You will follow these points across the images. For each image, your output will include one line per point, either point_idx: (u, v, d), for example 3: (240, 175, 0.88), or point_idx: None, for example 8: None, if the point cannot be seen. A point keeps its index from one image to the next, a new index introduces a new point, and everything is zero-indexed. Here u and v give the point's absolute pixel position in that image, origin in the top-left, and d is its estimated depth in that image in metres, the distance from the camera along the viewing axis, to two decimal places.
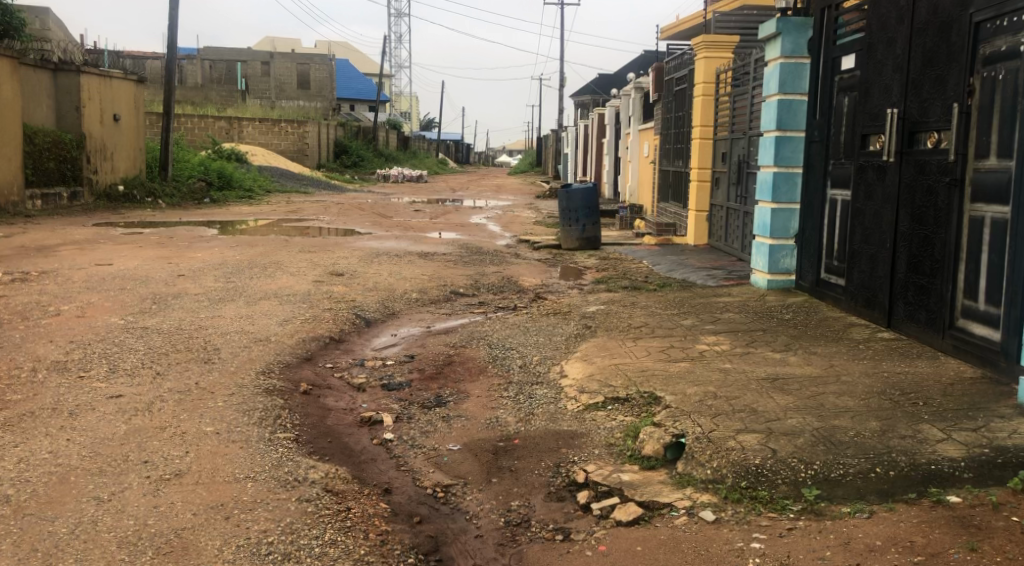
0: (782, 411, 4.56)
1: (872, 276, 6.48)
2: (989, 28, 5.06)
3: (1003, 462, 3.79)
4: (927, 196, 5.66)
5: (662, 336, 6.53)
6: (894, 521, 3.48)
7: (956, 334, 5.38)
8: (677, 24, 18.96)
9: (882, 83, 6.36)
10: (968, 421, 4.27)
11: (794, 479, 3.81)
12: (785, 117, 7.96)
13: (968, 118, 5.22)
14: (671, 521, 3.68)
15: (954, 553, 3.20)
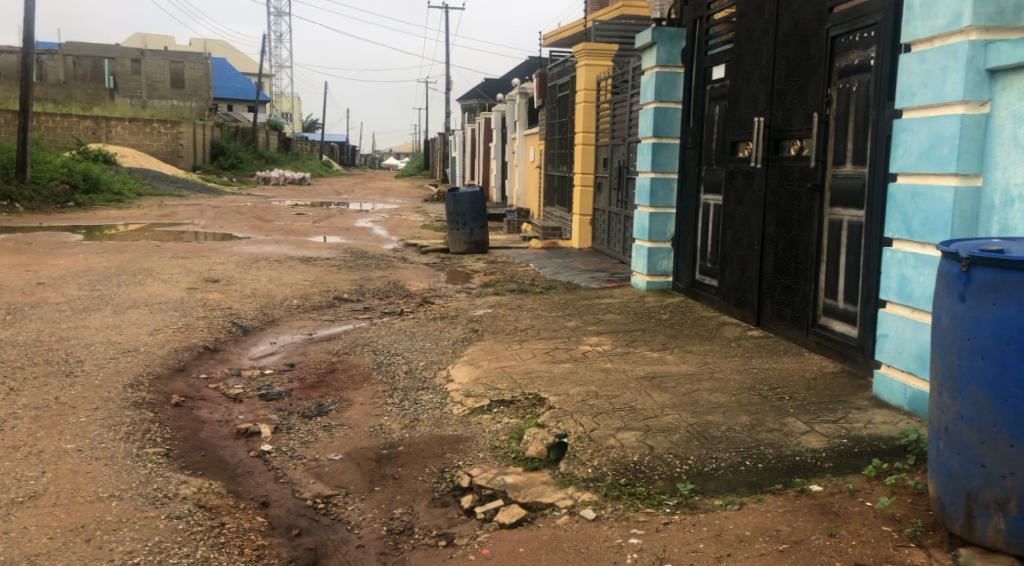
0: (659, 409, 4.71)
1: (742, 276, 6.79)
2: (844, 42, 5.38)
3: (859, 451, 4.03)
4: (791, 200, 5.96)
5: (546, 338, 6.62)
6: (761, 512, 3.64)
7: (818, 331, 5.69)
8: (560, 29, 19.16)
9: (749, 92, 6.66)
10: (829, 414, 4.52)
11: (670, 475, 3.93)
12: (662, 125, 8.20)
13: (826, 127, 5.52)
14: (553, 521, 3.73)
15: (815, 539, 3.36)
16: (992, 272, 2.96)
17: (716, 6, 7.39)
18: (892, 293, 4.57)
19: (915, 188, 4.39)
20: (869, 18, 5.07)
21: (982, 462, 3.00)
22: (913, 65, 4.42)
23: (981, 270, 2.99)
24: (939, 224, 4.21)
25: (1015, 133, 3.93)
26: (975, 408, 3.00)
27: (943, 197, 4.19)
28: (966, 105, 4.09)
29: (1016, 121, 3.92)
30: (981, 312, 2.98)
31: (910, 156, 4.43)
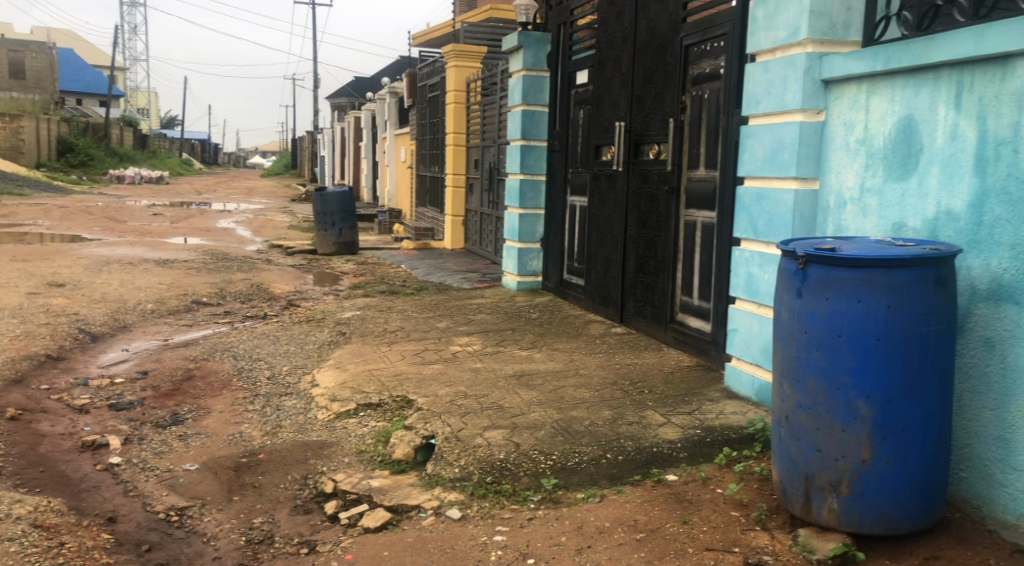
0: (526, 406, 4.78)
1: (606, 276, 6.98)
2: (696, 51, 5.63)
3: (711, 441, 4.22)
4: (650, 202, 6.19)
5: (416, 340, 6.59)
6: (621, 503, 3.75)
7: (676, 327, 5.92)
8: (428, 31, 19.11)
9: (611, 97, 6.86)
10: (685, 406, 4.72)
11: (535, 471, 3.99)
12: (530, 127, 8.31)
13: (682, 131, 5.76)
14: (419, 522, 3.71)
15: (669, 527, 3.50)
16: (826, 269, 3.17)
17: (580, 12, 7.58)
18: (741, 290, 4.83)
19: (760, 190, 4.67)
20: (719, 29, 5.32)
21: (818, 448, 3.21)
22: (758, 75, 4.71)
23: (816, 268, 3.20)
24: (782, 225, 4.48)
25: (846, 140, 4.18)
26: (811, 396, 3.20)
27: (784, 198, 4.46)
28: (804, 113, 4.36)
29: (847, 128, 4.17)
30: (815, 306, 3.18)
31: (756, 161, 4.72)
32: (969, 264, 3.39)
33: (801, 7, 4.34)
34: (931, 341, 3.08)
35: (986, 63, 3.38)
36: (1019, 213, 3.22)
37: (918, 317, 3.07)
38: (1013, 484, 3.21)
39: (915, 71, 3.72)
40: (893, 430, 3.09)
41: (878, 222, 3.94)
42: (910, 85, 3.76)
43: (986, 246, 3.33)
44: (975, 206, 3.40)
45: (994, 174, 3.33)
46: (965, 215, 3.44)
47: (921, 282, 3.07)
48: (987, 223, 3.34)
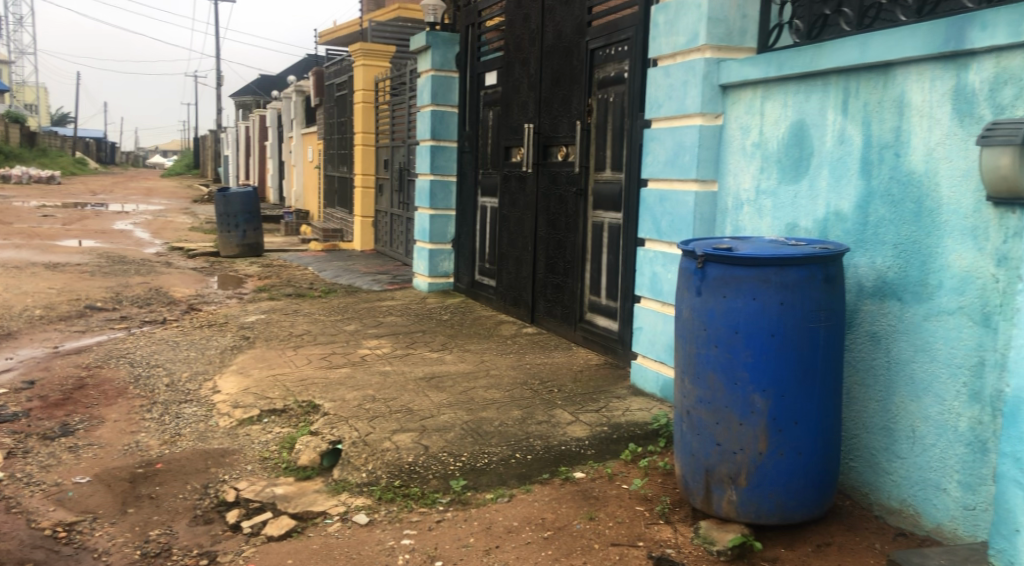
0: (436, 409, 4.76)
1: (517, 276, 7.03)
2: (601, 55, 5.71)
3: (618, 437, 4.29)
4: (559, 204, 6.25)
5: (323, 343, 6.48)
6: (529, 502, 3.77)
7: (585, 326, 6.00)
8: (335, 28, 18.82)
9: (519, 99, 6.90)
10: (593, 403, 4.79)
11: (444, 473, 3.97)
12: (439, 128, 8.27)
13: (588, 134, 5.84)
14: (324, 528, 3.64)
15: (576, 523, 3.54)
16: (723, 268, 3.27)
17: (487, 14, 7.60)
18: (646, 289, 4.94)
19: (663, 192, 4.78)
20: (623, 33, 5.41)
21: (718, 441, 3.30)
22: (659, 79, 4.82)
23: (714, 267, 3.29)
24: (683, 225, 4.60)
25: (742, 143, 4.32)
26: (711, 391, 3.30)
27: (686, 200, 4.57)
28: (703, 117, 4.48)
29: (743, 132, 4.31)
30: (714, 304, 3.28)
31: (659, 163, 4.83)
32: (856, 262, 3.55)
33: (699, 14, 4.46)
34: (821, 336, 3.20)
35: (869, 71, 3.53)
36: (899, 213, 3.37)
37: (809, 314, 3.19)
38: (896, 471, 3.36)
39: (805, 78, 3.88)
40: (787, 422, 3.21)
41: (773, 223, 4.09)
42: (802, 90, 3.91)
43: (872, 244, 3.48)
44: (861, 206, 3.55)
45: (877, 176, 3.48)
46: (852, 216, 3.59)
47: (812, 280, 3.20)
48: (872, 224, 3.49)
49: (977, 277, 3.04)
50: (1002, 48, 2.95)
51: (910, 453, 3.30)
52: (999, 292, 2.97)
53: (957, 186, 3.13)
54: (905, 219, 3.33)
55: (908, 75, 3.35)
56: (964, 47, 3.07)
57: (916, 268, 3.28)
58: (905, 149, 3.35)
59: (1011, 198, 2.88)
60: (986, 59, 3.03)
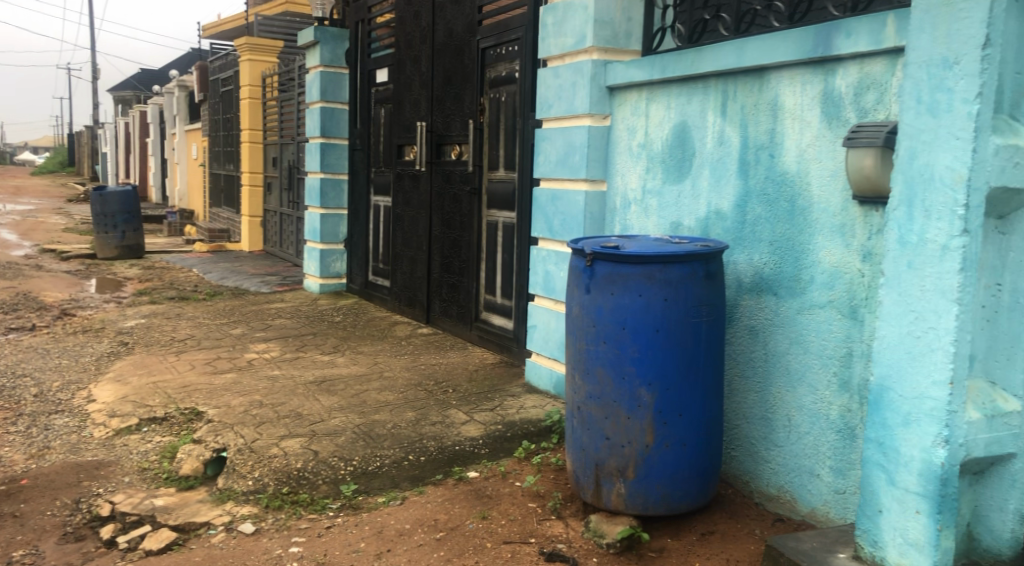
0: (326, 413, 4.66)
1: (411, 276, 6.98)
2: (492, 54, 5.73)
3: (511, 435, 4.31)
4: (453, 203, 6.24)
5: (208, 348, 6.26)
6: (422, 503, 3.74)
7: (480, 326, 6.01)
8: (218, 22, 18.20)
9: (411, 98, 6.85)
10: (487, 403, 4.79)
11: (334, 478, 3.89)
12: (329, 125, 8.12)
13: (481, 133, 5.85)
14: (207, 540, 3.52)
15: (469, 523, 3.54)
16: (611, 265, 3.32)
17: (377, 10, 7.51)
18: (539, 287, 4.99)
19: (554, 192, 4.84)
20: (512, 33, 5.43)
21: (607, 435, 3.36)
22: (549, 80, 4.87)
23: (602, 265, 3.34)
24: (575, 224, 4.66)
25: (629, 144, 4.41)
26: (600, 386, 3.35)
27: (577, 199, 4.64)
28: (592, 117, 4.55)
29: (630, 133, 4.40)
30: (602, 301, 3.33)
31: (550, 163, 4.88)
32: (736, 259, 3.69)
33: (586, 16, 4.52)
34: (704, 331, 3.30)
35: (746, 75, 3.66)
36: (775, 212, 3.51)
37: (692, 309, 3.28)
38: (774, 459, 3.51)
39: (687, 80, 3.99)
40: (672, 415, 3.29)
41: (658, 222, 4.20)
42: (683, 93, 4.02)
43: (750, 242, 3.62)
44: (739, 205, 3.69)
45: (754, 177, 3.61)
46: (731, 214, 3.73)
47: (694, 276, 3.29)
48: (750, 222, 3.62)
49: (845, 272, 3.19)
50: (865, 55, 3.10)
51: (786, 441, 3.45)
52: (865, 286, 3.12)
53: (826, 185, 3.28)
54: (780, 217, 3.48)
55: (781, 79, 3.49)
56: (831, 53, 3.21)
57: (790, 264, 3.42)
58: (780, 150, 3.49)
59: (875, 196, 3.02)
60: (850, 65, 3.18)
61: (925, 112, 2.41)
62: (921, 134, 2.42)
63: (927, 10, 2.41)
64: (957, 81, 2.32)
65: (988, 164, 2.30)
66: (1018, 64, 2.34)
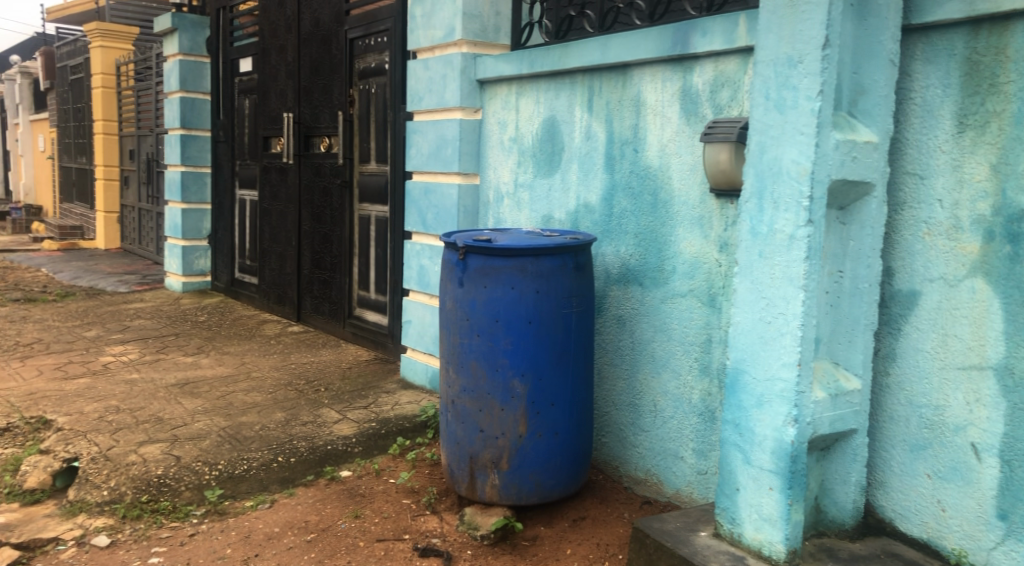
0: (189, 416, 4.48)
1: (281, 273, 6.79)
2: (361, 45, 5.63)
3: (385, 433, 4.27)
4: (323, 196, 6.12)
5: (58, 352, 5.89)
6: (292, 505, 3.65)
7: (354, 322, 5.91)
8: (65, 5, 17.09)
9: (277, 88, 6.65)
10: (360, 400, 4.72)
11: (198, 484, 3.74)
12: (190, 116, 7.78)
13: (351, 125, 5.75)
14: (56, 556, 3.30)
15: (341, 523, 3.48)
16: (483, 259, 3.32)
17: None
18: (414, 282, 4.95)
19: (427, 185, 4.82)
20: (380, 24, 5.36)
21: (480, 428, 3.37)
22: (419, 72, 4.84)
23: (474, 258, 3.34)
24: (448, 218, 4.65)
25: (500, 138, 4.44)
26: (474, 379, 3.36)
27: (449, 193, 4.63)
28: (463, 111, 4.55)
29: (501, 127, 4.43)
30: (475, 294, 3.33)
31: (422, 157, 4.86)
32: (603, 251, 3.78)
33: (454, 8, 4.51)
34: (574, 321, 3.36)
35: (610, 71, 3.75)
36: (639, 205, 3.61)
37: (562, 301, 3.33)
38: (641, 444, 3.62)
39: (555, 75, 4.05)
40: (544, 405, 3.34)
41: (530, 215, 4.25)
42: (551, 88, 4.08)
43: (616, 234, 3.71)
44: (606, 198, 3.78)
45: (619, 170, 3.70)
46: (599, 207, 3.81)
47: (563, 269, 3.34)
48: (616, 215, 3.72)
49: (704, 262, 3.32)
50: (719, 54, 3.24)
51: (652, 426, 3.56)
52: (722, 275, 3.26)
53: (686, 179, 3.40)
54: (644, 210, 3.58)
55: (643, 76, 3.58)
56: (688, 51, 3.33)
57: (654, 255, 3.54)
58: (643, 145, 3.59)
59: (729, 189, 3.15)
60: (706, 63, 3.30)
61: (773, 109, 2.53)
62: (770, 130, 2.55)
63: (773, 11, 2.53)
64: (801, 79, 2.45)
65: (829, 158, 2.44)
66: (854, 63, 2.49)
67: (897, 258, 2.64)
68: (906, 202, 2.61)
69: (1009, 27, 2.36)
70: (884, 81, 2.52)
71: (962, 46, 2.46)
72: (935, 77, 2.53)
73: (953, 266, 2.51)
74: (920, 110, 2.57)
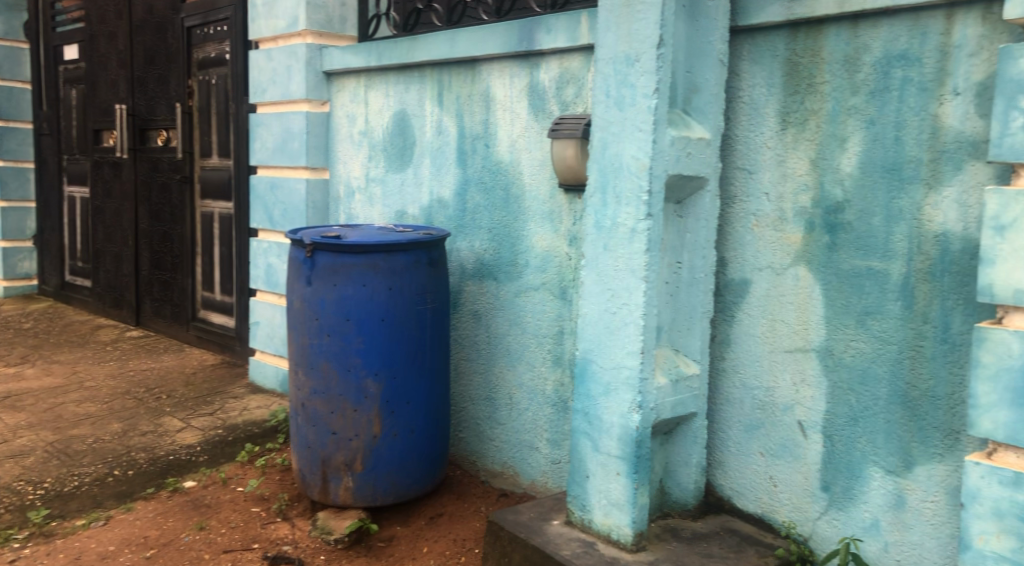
0: (11, 432, 4.14)
1: (117, 274, 6.40)
2: (199, 34, 5.37)
3: (233, 440, 4.11)
4: (162, 193, 5.81)
5: None
6: (130, 521, 3.44)
7: (198, 325, 5.64)
8: None
9: (107, 77, 6.25)
10: (206, 407, 4.52)
11: (21, 505, 3.47)
12: (8, 106, 7.19)
13: (190, 118, 5.48)
14: None
15: (184, 536, 3.32)
16: (332, 256, 3.23)
17: None
18: (261, 282, 4.79)
19: (273, 180, 4.66)
20: (219, 13, 5.13)
21: (333, 430, 3.30)
22: (263, 63, 4.68)
23: (323, 255, 3.25)
24: (296, 214, 4.52)
25: (349, 131, 4.35)
26: (325, 381, 3.28)
27: (296, 188, 4.50)
28: (309, 104, 4.43)
29: (350, 120, 4.34)
30: (324, 293, 3.24)
31: (267, 150, 4.70)
32: (457, 246, 3.78)
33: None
34: (428, 318, 3.34)
35: (459, 65, 3.75)
36: (491, 200, 3.63)
37: (415, 297, 3.30)
38: (498, 438, 3.65)
39: (404, 69, 4.01)
40: (399, 403, 3.30)
41: (382, 211, 4.19)
42: (401, 81, 4.04)
43: (470, 229, 3.73)
44: (459, 193, 3.78)
45: (471, 166, 3.71)
46: (452, 203, 3.81)
47: (416, 265, 3.30)
48: (469, 210, 3.73)
49: (555, 256, 3.38)
50: (564, 51, 3.29)
51: (508, 419, 3.60)
52: (571, 268, 3.32)
53: (536, 174, 3.44)
54: (496, 205, 3.61)
55: (491, 72, 3.60)
56: (534, 48, 3.37)
57: (507, 250, 3.57)
58: (493, 140, 3.62)
59: (576, 183, 3.22)
60: (552, 60, 3.35)
61: (613, 106, 2.60)
62: (611, 126, 2.62)
63: (612, 11, 2.60)
64: (638, 77, 2.53)
65: (665, 154, 2.53)
66: (687, 63, 2.60)
67: (730, 249, 2.78)
68: (737, 196, 2.75)
69: (823, 31, 2.52)
70: (714, 79, 2.64)
71: (784, 47, 2.62)
72: (761, 77, 2.67)
73: (779, 255, 2.67)
74: (748, 108, 2.71)
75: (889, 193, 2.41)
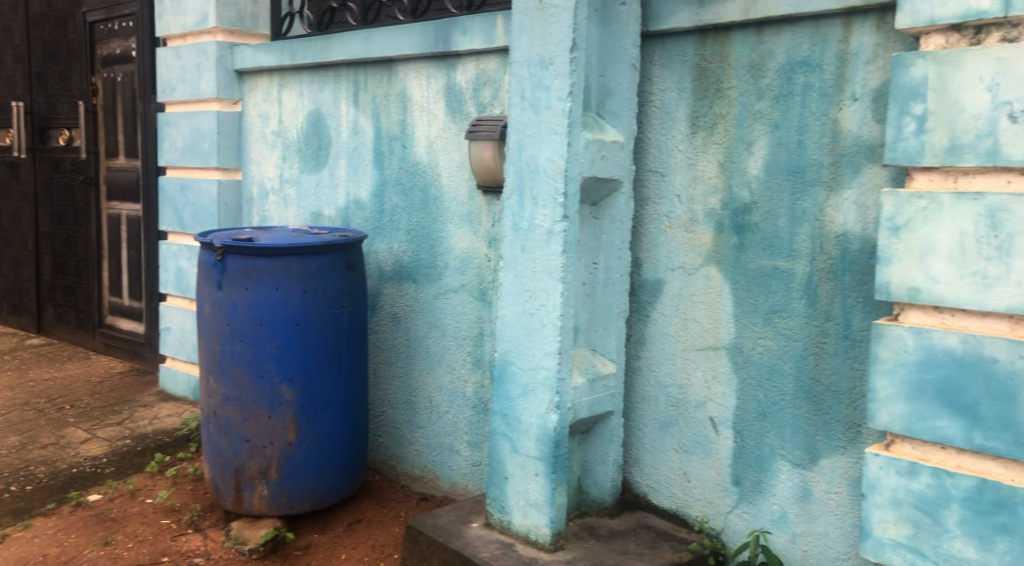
0: None
1: (16, 280, 6.11)
2: (103, 29, 5.17)
3: (142, 450, 3.97)
4: (65, 194, 5.58)
5: None
6: (29, 539, 3.29)
7: (105, 331, 5.43)
8: None
9: (3, 73, 5.96)
10: (113, 417, 4.36)
11: None
12: None
13: (94, 117, 5.28)
14: None
15: (88, 553, 3.19)
16: (244, 259, 3.16)
17: None
18: (171, 286, 4.64)
19: (183, 181, 4.53)
20: (124, 8, 4.95)
21: (246, 438, 3.22)
22: (171, 60, 4.55)
23: (234, 258, 3.17)
24: (207, 216, 4.40)
25: (262, 131, 4.26)
26: (237, 387, 3.19)
27: (208, 189, 4.38)
28: (220, 103, 4.32)
29: (263, 120, 4.25)
30: (235, 297, 3.16)
31: (177, 150, 4.56)
32: (376, 248, 3.74)
33: None
34: (344, 321, 3.30)
35: (375, 66, 3.71)
36: (409, 201, 3.61)
37: (331, 301, 3.25)
38: (418, 441, 3.63)
39: (318, 68, 3.95)
40: (315, 409, 3.25)
41: (298, 212, 4.12)
42: (315, 81, 3.97)
43: (388, 231, 3.69)
44: (376, 194, 3.74)
45: (388, 167, 3.68)
46: (369, 204, 3.77)
47: (332, 268, 3.25)
48: (387, 211, 3.69)
49: (474, 258, 3.38)
50: (480, 53, 3.29)
51: (428, 422, 3.58)
52: (490, 270, 3.33)
53: (454, 175, 3.43)
54: (414, 207, 3.58)
55: (407, 73, 3.58)
56: (450, 49, 3.36)
57: (426, 252, 3.55)
58: (410, 141, 3.59)
59: (494, 185, 3.22)
60: (468, 62, 3.35)
61: (529, 108, 2.62)
62: (526, 129, 2.63)
63: (526, 13, 2.61)
64: (553, 80, 2.55)
65: (580, 156, 2.55)
66: (600, 67, 2.64)
67: (644, 249, 2.83)
68: (651, 197, 2.80)
69: (730, 37, 2.59)
70: (627, 83, 2.68)
71: (693, 53, 2.68)
72: (671, 81, 2.73)
73: (691, 256, 2.72)
74: (659, 112, 2.77)
75: (794, 195, 2.49)
